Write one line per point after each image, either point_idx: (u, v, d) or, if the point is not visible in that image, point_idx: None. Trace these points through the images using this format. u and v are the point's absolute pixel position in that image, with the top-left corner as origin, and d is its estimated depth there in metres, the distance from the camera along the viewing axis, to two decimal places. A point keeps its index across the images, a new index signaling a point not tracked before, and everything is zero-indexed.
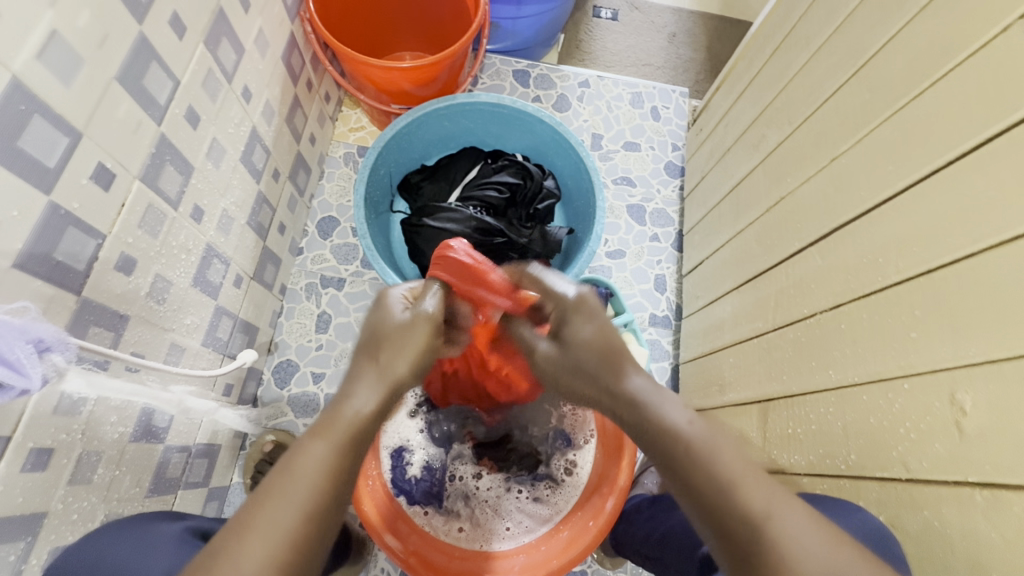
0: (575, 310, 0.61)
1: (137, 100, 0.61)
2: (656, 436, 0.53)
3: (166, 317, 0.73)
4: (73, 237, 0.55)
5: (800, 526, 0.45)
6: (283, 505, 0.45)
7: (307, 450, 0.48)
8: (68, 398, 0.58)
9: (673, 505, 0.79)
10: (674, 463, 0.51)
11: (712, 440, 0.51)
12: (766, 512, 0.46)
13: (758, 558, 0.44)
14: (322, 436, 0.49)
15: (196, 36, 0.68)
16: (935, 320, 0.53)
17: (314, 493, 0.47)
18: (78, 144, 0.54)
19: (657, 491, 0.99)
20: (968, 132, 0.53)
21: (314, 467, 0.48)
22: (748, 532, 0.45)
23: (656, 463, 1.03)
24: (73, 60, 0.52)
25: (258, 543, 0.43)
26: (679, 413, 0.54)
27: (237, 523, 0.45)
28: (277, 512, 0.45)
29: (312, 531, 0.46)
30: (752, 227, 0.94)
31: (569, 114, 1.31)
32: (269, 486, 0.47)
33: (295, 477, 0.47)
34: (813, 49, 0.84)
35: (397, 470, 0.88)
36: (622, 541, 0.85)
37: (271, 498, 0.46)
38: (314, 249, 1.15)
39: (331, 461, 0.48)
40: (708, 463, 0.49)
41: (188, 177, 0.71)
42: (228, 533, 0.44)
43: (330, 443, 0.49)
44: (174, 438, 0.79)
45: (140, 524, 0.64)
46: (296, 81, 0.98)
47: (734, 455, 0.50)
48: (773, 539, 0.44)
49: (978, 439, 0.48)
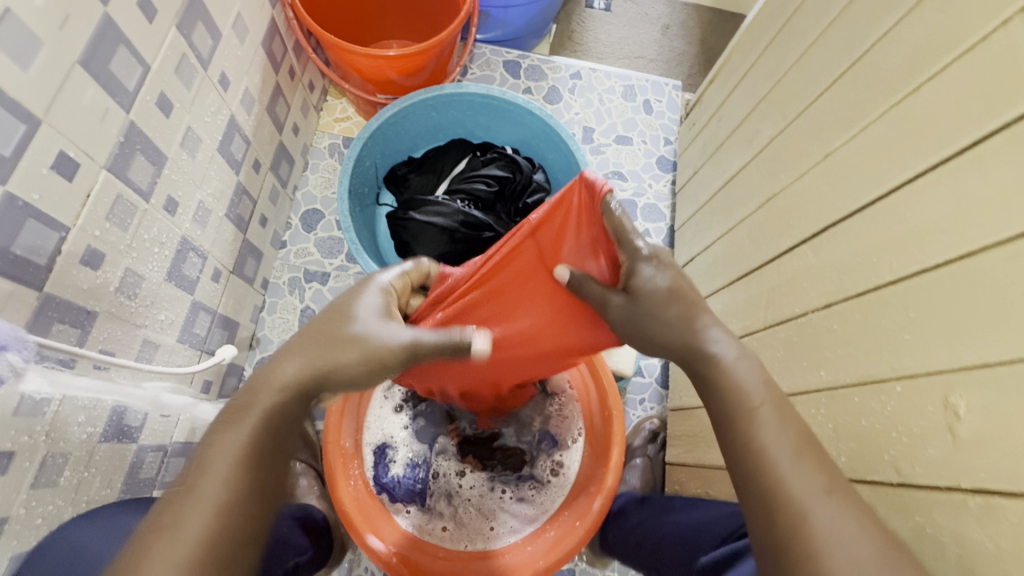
0: (649, 257, 0.58)
1: (104, 85, 0.58)
2: (723, 398, 0.51)
3: (137, 312, 0.70)
4: (33, 229, 0.53)
5: (848, 511, 0.42)
6: (190, 505, 0.43)
7: (218, 437, 0.46)
8: (30, 399, 0.55)
9: (663, 509, 0.78)
10: (732, 424, 0.49)
11: (782, 410, 0.49)
12: (823, 490, 0.43)
13: (788, 544, 0.42)
14: (231, 423, 0.47)
15: (168, 19, 0.65)
16: (929, 321, 0.52)
17: (220, 488, 0.44)
18: (38, 131, 0.51)
19: (641, 487, 0.97)
20: (968, 127, 0.51)
21: (222, 455, 0.45)
22: (788, 505, 0.43)
23: (636, 457, 1.02)
24: (29, 42, 0.49)
25: (162, 547, 0.41)
26: (754, 377, 0.51)
27: (150, 527, 0.42)
28: (186, 512, 0.43)
29: (227, 529, 0.43)
30: (744, 224, 0.92)
31: (560, 106, 1.29)
32: (180, 486, 0.44)
33: (208, 467, 0.45)
34: (809, 41, 0.82)
35: (380, 467, 0.85)
36: (610, 539, 0.83)
37: (179, 496, 0.43)
38: (298, 242, 1.12)
39: (245, 447, 0.46)
40: (770, 430, 0.47)
41: (160, 167, 0.69)
42: (140, 539, 0.41)
43: (245, 427, 0.47)
44: (147, 437, 0.77)
45: (137, 512, 0.64)
46: (278, 68, 0.95)
47: (800, 427, 0.48)
48: (814, 521, 0.42)
49: (971, 445, 0.46)
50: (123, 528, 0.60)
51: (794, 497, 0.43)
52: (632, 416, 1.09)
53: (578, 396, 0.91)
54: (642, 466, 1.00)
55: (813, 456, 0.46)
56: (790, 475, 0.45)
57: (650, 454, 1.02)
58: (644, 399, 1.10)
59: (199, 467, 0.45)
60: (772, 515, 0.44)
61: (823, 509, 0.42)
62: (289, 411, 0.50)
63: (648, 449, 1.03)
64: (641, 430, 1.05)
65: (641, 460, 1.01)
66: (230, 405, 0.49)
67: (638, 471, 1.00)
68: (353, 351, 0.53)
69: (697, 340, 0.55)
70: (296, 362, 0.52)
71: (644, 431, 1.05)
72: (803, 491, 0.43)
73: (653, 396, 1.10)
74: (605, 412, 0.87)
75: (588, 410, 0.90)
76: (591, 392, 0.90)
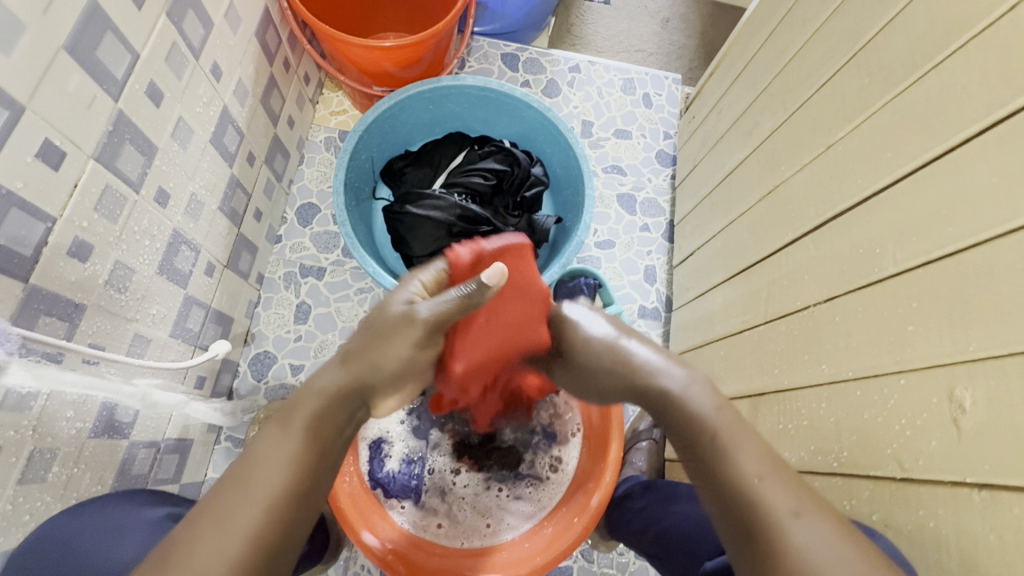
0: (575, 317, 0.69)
1: (91, 72, 0.57)
2: (685, 429, 0.52)
3: (128, 306, 0.69)
4: (17, 219, 0.51)
5: (826, 531, 0.43)
6: (241, 495, 0.45)
7: (269, 436, 0.49)
8: (16, 392, 0.54)
9: (665, 497, 0.77)
10: (702, 458, 0.49)
11: (746, 434, 0.49)
12: (791, 513, 0.44)
13: (771, 560, 0.42)
14: (283, 422, 0.50)
15: (157, 7, 0.64)
16: (933, 313, 0.50)
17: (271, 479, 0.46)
18: (22, 118, 0.50)
19: (647, 470, 0.97)
20: (975, 114, 0.50)
21: (277, 453, 0.47)
22: (766, 530, 0.44)
23: (642, 440, 1.01)
24: (12, 25, 0.48)
25: (211, 535, 0.42)
26: (707, 401, 0.52)
27: (199, 511, 0.44)
28: (239, 500, 0.44)
29: (275, 522, 0.44)
30: (744, 217, 0.91)
31: (558, 100, 1.28)
32: (230, 476, 0.46)
33: (255, 464, 0.46)
34: (809, 32, 0.81)
35: (375, 462, 0.85)
36: (616, 528, 0.82)
37: (229, 488, 0.45)
38: (294, 237, 1.11)
39: (294, 447, 0.48)
40: (737, 457, 0.48)
41: (151, 158, 0.67)
42: (186, 524, 0.43)
43: (292, 429, 0.49)
44: (139, 434, 0.76)
45: (129, 503, 0.63)
46: (272, 59, 0.94)
47: (765, 450, 0.48)
48: (793, 542, 0.42)
49: (977, 437, 0.45)
50: (119, 520, 0.59)
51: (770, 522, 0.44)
52: (628, 412, 1.10)
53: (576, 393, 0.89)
54: (648, 449, 1.00)
55: (777, 483, 0.46)
56: (762, 500, 0.45)
57: (656, 437, 1.01)
58: None
59: (249, 461, 0.47)
60: (754, 537, 0.44)
61: (800, 536, 0.43)
62: (328, 424, 0.51)
63: (654, 433, 1.01)
64: (647, 414, 1.05)
65: (647, 443, 1.01)
66: (279, 408, 0.51)
67: (645, 453, 1.00)
68: (385, 352, 0.55)
69: (640, 373, 0.57)
70: (336, 367, 0.54)
71: (651, 416, 1.04)
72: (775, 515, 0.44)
73: None
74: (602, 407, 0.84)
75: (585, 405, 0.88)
76: None
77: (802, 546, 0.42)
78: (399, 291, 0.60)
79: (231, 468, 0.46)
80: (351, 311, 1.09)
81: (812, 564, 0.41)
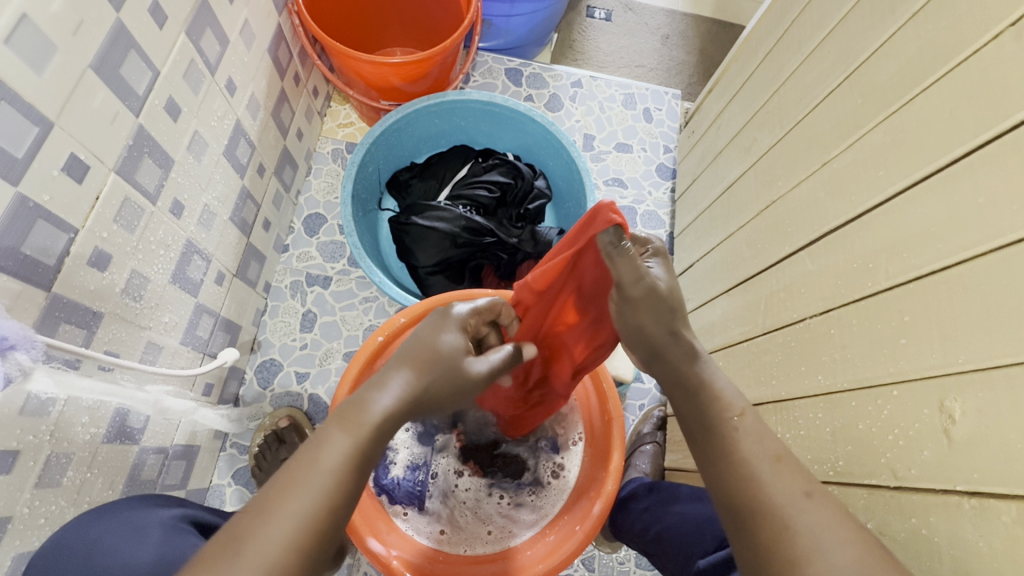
0: (655, 254, 0.58)
1: (114, 89, 0.59)
2: (704, 411, 0.54)
3: (142, 314, 0.71)
4: (43, 231, 0.53)
5: (827, 513, 0.46)
6: (298, 498, 0.44)
7: (332, 441, 0.47)
8: (36, 399, 0.56)
9: (668, 498, 0.78)
10: (717, 436, 0.53)
11: (758, 422, 0.53)
12: (803, 495, 0.47)
13: (776, 545, 0.45)
14: (346, 428, 0.48)
15: (177, 25, 0.66)
16: (923, 327, 0.53)
17: (331, 487, 0.46)
18: (49, 134, 0.52)
19: (651, 473, 0.98)
20: (962, 136, 0.52)
21: (338, 461, 0.47)
22: (777, 510, 0.47)
23: (647, 443, 1.02)
24: (43, 46, 0.50)
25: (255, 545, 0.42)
26: (730, 388, 0.56)
27: (260, 505, 0.44)
28: (294, 505, 0.44)
29: (319, 537, 0.44)
30: (742, 231, 0.93)
31: (560, 114, 1.30)
32: (282, 478, 0.45)
33: (310, 473, 0.45)
34: (804, 53, 0.84)
35: (380, 469, 0.85)
36: (619, 527, 0.83)
37: (282, 492, 0.44)
38: (300, 247, 1.13)
39: (351, 455, 0.47)
40: (751, 439, 0.52)
41: (168, 170, 0.69)
42: (247, 516, 0.43)
43: (355, 435, 0.48)
44: (149, 439, 0.77)
45: (141, 506, 0.64)
46: (283, 74, 0.96)
47: (772, 437, 0.52)
48: (802, 522, 0.45)
49: (966, 446, 0.47)
50: (135, 520, 0.60)
51: (778, 504, 0.47)
52: (631, 421, 1.11)
53: (580, 407, 0.91)
54: (652, 452, 1.01)
55: (791, 464, 0.50)
56: (772, 482, 0.48)
57: (660, 441, 1.03)
58: (643, 404, 1.11)
59: (309, 463, 0.46)
60: (758, 521, 0.47)
61: (803, 515, 0.46)
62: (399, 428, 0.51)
63: (658, 436, 1.04)
64: (650, 418, 1.07)
65: (652, 446, 1.02)
66: (342, 407, 0.50)
67: (649, 456, 1.01)
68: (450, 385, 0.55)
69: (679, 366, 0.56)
70: (393, 388, 0.52)
71: (653, 420, 1.07)
72: (785, 497, 0.47)
73: (653, 400, 1.11)
74: (606, 415, 0.85)
75: (587, 412, 0.90)
76: (591, 399, 0.89)
77: (807, 525, 0.45)
78: (446, 330, 0.59)
79: (292, 462, 0.46)
80: (357, 320, 1.11)
81: (818, 548, 0.44)
